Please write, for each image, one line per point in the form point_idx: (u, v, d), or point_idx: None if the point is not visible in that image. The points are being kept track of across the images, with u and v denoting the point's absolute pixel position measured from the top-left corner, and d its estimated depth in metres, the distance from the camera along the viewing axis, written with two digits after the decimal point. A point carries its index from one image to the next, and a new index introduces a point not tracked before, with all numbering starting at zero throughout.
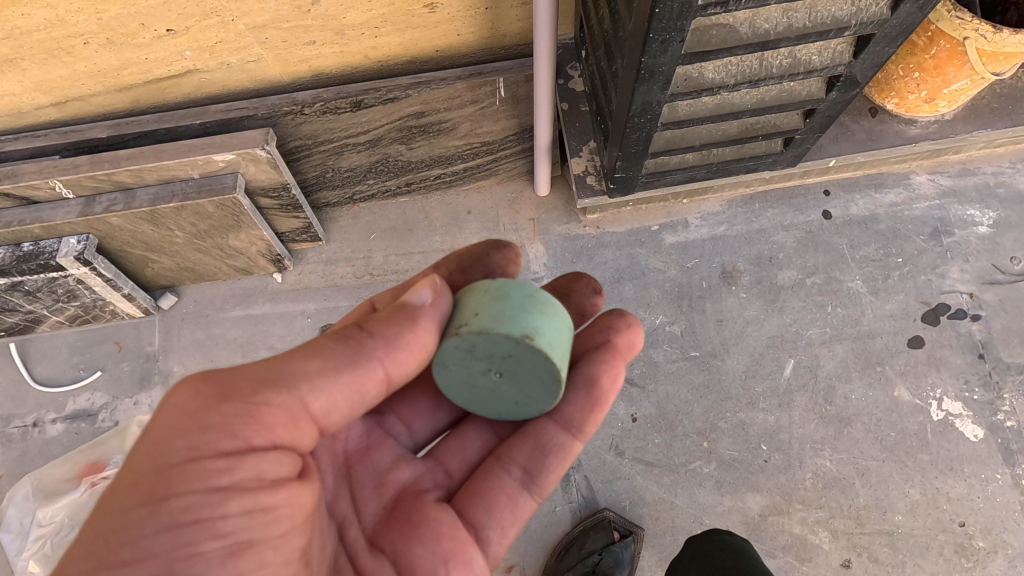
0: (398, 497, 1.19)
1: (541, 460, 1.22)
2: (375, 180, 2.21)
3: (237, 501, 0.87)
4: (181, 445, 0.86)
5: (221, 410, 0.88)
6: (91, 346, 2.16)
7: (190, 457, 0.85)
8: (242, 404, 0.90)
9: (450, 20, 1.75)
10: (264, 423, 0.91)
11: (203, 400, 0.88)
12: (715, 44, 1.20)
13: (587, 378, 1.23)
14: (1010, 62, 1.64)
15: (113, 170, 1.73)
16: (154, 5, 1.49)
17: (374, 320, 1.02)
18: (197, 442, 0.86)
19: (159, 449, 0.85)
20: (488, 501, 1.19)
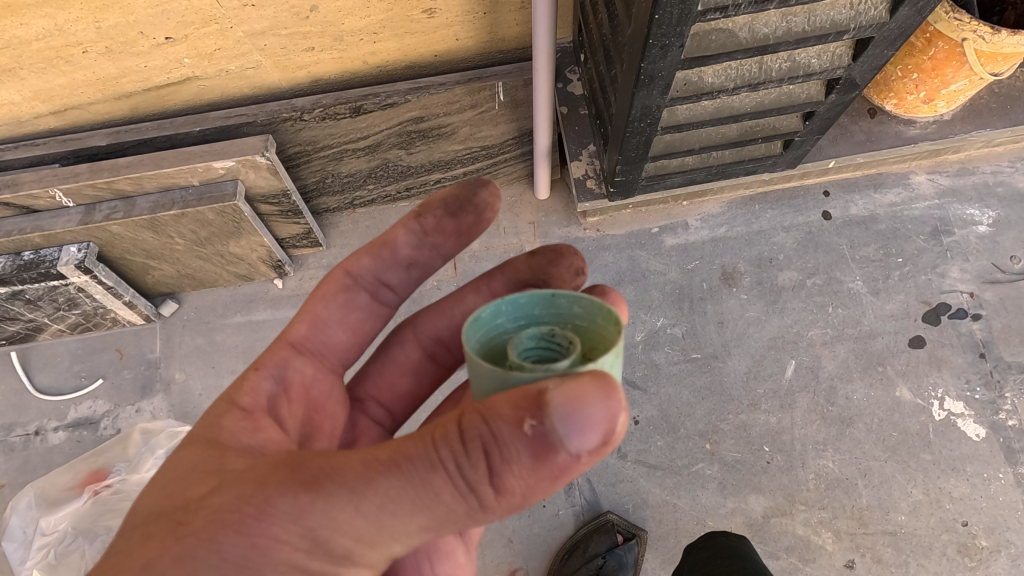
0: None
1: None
2: (375, 185, 2.22)
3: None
4: (237, 549, 0.72)
5: (297, 531, 0.72)
6: (92, 353, 2.16)
7: (239, 565, 0.71)
8: (325, 531, 0.72)
9: (449, 25, 1.75)
10: (336, 555, 0.74)
11: (289, 511, 0.72)
12: (714, 49, 1.20)
13: None
14: (1008, 63, 1.64)
15: (113, 178, 1.73)
16: (153, 13, 1.49)
17: (504, 472, 0.70)
18: (259, 553, 0.72)
19: (211, 545, 0.72)
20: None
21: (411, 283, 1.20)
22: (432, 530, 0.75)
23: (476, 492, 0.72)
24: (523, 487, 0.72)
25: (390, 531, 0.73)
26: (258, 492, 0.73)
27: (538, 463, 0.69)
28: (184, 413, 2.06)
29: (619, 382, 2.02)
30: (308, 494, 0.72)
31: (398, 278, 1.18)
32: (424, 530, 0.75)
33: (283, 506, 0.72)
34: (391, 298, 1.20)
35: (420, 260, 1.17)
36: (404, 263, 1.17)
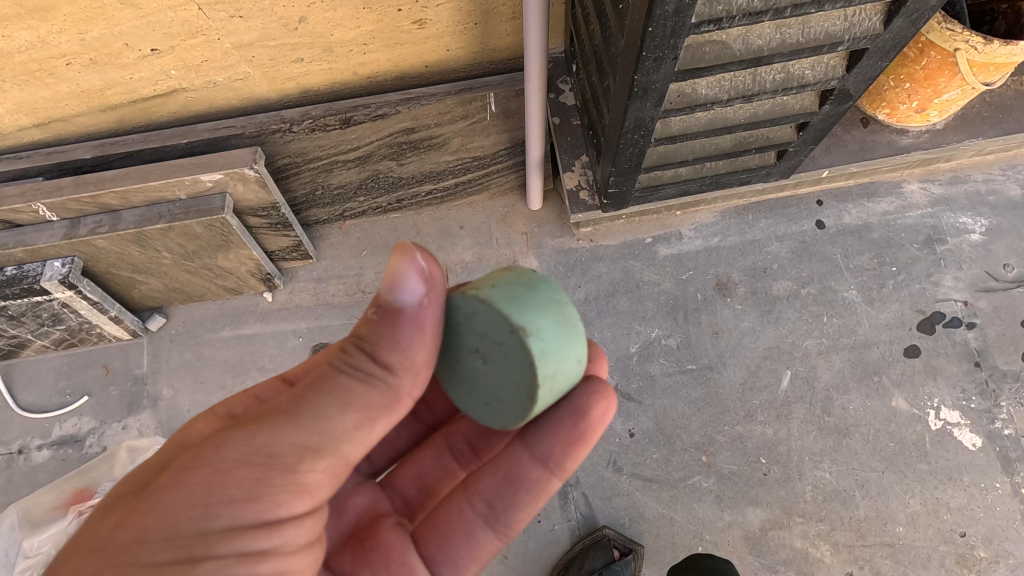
0: (358, 524, 1.20)
1: (508, 498, 1.20)
2: (365, 197, 2.19)
3: (243, 541, 0.84)
4: (200, 480, 0.83)
5: (249, 450, 0.85)
6: (78, 369, 2.12)
7: (207, 492, 0.83)
8: (275, 445, 0.85)
9: (439, 36, 1.74)
10: (292, 464, 0.86)
11: (239, 437, 0.86)
12: (709, 61, 1.19)
13: (575, 407, 1.11)
14: (1000, 72, 1.64)
15: (98, 192, 1.70)
16: (138, 25, 1.46)
17: (388, 350, 0.92)
18: (223, 478, 0.84)
19: (176, 482, 0.83)
20: (446, 535, 1.20)
21: None
22: (369, 424, 0.92)
23: (378, 374, 0.91)
24: (405, 357, 0.93)
25: (328, 432, 0.88)
26: (213, 436, 0.87)
27: (402, 329, 0.92)
28: (172, 430, 2.02)
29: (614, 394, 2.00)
30: (253, 424, 0.87)
31: None
32: (361, 425, 0.91)
33: (233, 437, 0.86)
34: None
35: None
36: None
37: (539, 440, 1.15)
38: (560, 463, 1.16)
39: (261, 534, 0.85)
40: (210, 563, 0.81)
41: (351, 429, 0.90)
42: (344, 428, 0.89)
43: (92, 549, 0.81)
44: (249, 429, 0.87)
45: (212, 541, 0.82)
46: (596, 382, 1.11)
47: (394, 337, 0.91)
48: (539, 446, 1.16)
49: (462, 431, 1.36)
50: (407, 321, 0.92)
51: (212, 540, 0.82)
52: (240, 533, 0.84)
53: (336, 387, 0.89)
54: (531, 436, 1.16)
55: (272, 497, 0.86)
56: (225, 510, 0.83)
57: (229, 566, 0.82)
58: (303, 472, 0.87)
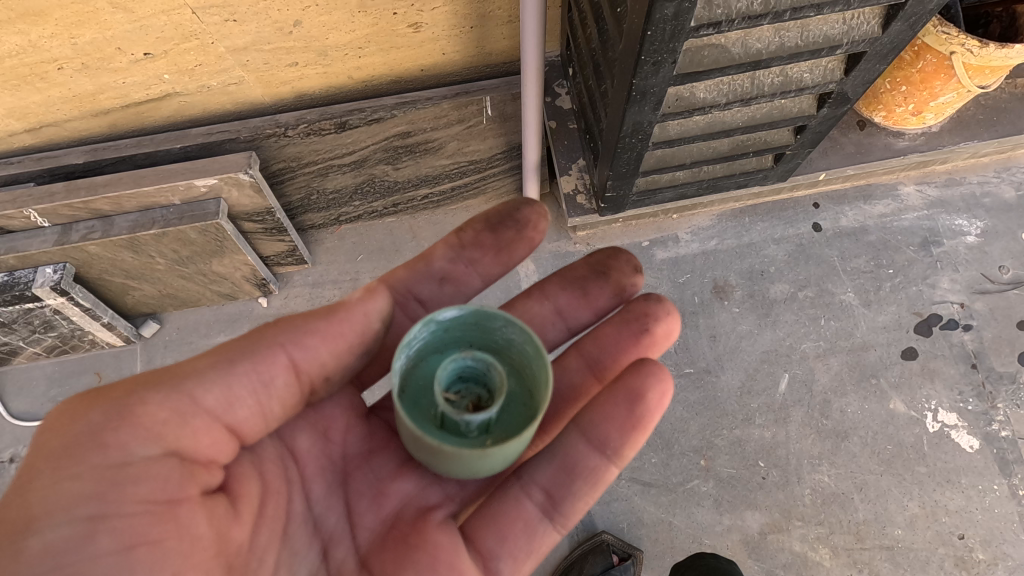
0: (400, 513, 1.11)
1: (566, 486, 1.12)
2: (361, 201, 2.18)
3: (75, 505, 0.86)
4: (63, 467, 0.87)
5: (118, 422, 0.90)
6: (70, 376, 2.09)
7: (27, 471, 0.88)
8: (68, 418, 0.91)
9: (435, 39, 1.73)
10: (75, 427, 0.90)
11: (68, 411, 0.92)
12: (708, 64, 1.18)
13: (632, 390, 1.12)
14: (996, 75, 1.65)
15: (91, 197, 1.68)
16: (131, 28, 1.45)
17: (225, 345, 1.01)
18: (53, 447, 0.89)
19: (41, 476, 0.87)
20: (499, 524, 1.10)
21: (443, 299, 1.31)
22: (221, 382, 0.97)
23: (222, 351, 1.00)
24: (301, 334, 1.02)
25: (205, 399, 0.96)
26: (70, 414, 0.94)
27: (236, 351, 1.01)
28: None
29: None
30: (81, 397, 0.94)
31: (431, 291, 1.30)
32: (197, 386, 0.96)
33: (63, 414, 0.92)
34: (420, 313, 1.28)
35: (453, 272, 1.31)
36: (439, 277, 1.30)
37: (594, 425, 1.12)
38: (618, 450, 1.11)
39: (98, 497, 0.87)
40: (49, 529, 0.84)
41: (229, 401, 0.98)
42: (220, 399, 0.97)
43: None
44: (110, 406, 0.91)
45: (40, 511, 0.85)
46: (652, 364, 1.13)
47: (292, 326, 1.03)
48: (595, 431, 1.12)
49: None
50: (308, 315, 1.04)
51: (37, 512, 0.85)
52: (77, 498, 0.86)
53: (219, 360, 0.99)
54: (588, 422, 1.12)
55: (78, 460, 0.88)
56: (40, 480, 0.86)
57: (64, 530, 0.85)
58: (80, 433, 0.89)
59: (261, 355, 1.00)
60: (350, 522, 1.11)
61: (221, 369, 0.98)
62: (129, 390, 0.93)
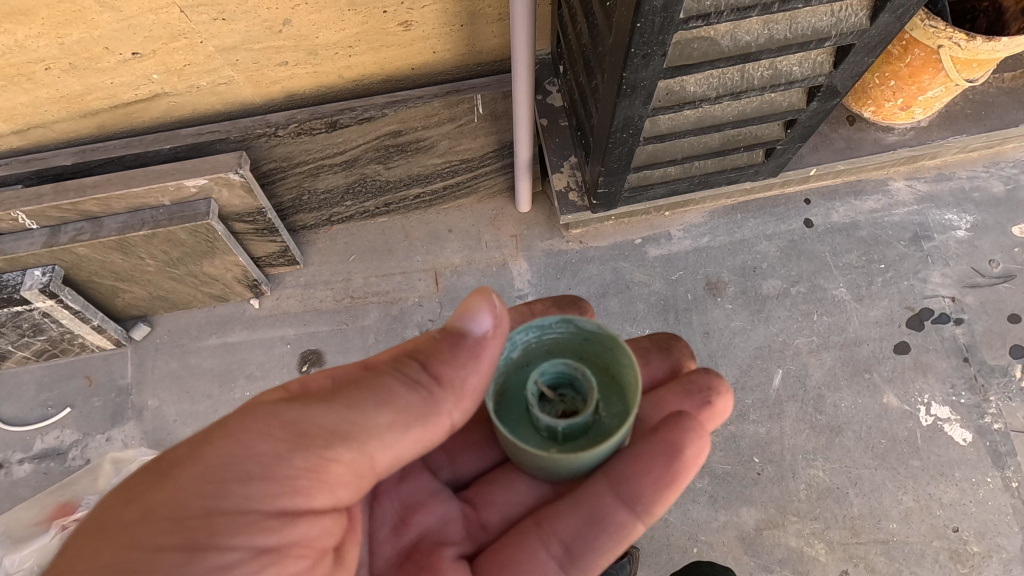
0: (420, 544, 1.19)
1: (586, 540, 1.10)
2: (353, 201, 2.17)
3: (257, 528, 0.88)
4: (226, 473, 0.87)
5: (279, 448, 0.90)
6: (59, 381, 2.07)
7: (227, 468, 0.88)
8: (303, 428, 0.92)
9: (426, 38, 1.73)
10: (317, 449, 0.92)
11: (271, 418, 0.92)
12: (697, 57, 1.18)
13: (669, 447, 1.07)
14: (983, 69, 1.66)
15: (79, 199, 1.67)
16: (118, 28, 1.44)
17: (436, 364, 1.01)
18: (226, 469, 0.88)
19: (203, 478, 0.87)
20: (511, 570, 1.11)
21: None
22: (398, 427, 0.98)
23: (422, 382, 1.00)
24: (450, 381, 1.01)
25: (362, 436, 0.95)
26: (239, 414, 0.93)
27: (459, 352, 1.01)
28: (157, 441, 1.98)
29: None
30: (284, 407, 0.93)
31: None
32: (391, 426, 0.97)
33: (263, 418, 0.92)
34: None
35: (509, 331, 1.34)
36: None
37: (627, 480, 1.08)
38: (647, 507, 1.08)
39: (273, 524, 0.89)
40: (222, 543, 0.86)
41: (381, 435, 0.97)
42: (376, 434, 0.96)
43: (106, 525, 0.86)
44: (284, 437, 0.91)
45: (221, 525, 0.86)
46: (689, 420, 1.08)
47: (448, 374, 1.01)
48: (625, 486, 1.08)
49: None
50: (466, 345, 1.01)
51: (221, 519, 0.86)
52: (256, 521, 0.88)
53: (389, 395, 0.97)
54: (622, 475, 1.08)
55: (293, 486, 0.91)
56: (242, 489, 0.88)
57: (240, 551, 0.87)
58: (327, 461, 0.93)
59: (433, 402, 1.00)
60: (369, 549, 1.18)
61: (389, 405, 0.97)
62: (309, 423, 0.93)
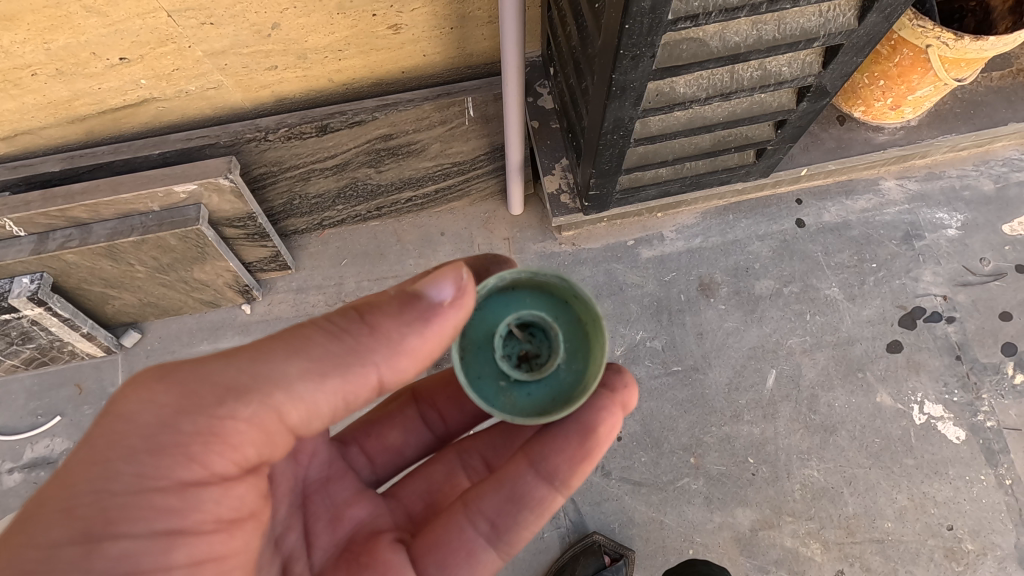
0: (353, 536, 1.18)
1: (512, 516, 1.13)
2: (345, 205, 2.16)
3: (154, 508, 0.82)
4: (117, 429, 0.83)
5: (170, 394, 0.85)
6: (49, 389, 2.05)
7: (113, 446, 0.82)
8: (196, 391, 0.85)
9: (416, 41, 1.72)
10: (207, 414, 0.85)
11: (150, 387, 0.85)
12: (686, 58, 1.18)
13: (583, 424, 1.12)
14: (971, 68, 1.67)
15: (67, 205, 1.65)
16: (105, 33, 1.43)
17: (376, 314, 0.93)
18: (125, 437, 0.83)
19: (96, 433, 0.84)
20: (441, 549, 1.11)
21: None
22: (308, 378, 0.89)
23: (349, 331, 0.91)
24: (386, 335, 0.92)
25: (260, 383, 0.87)
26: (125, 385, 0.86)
27: (410, 317, 0.92)
28: None
29: None
30: (169, 372, 0.86)
31: None
32: (301, 379, 0.88)
33: (144, 387, 0.85)
34: None
35: None
36: None
37: (545, 458, 1.12)
38: (566, 480, 1.13)
39: (172, 498, 0.83)
40: (120, 532, 0.80)
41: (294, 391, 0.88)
42: (284, 388, 0.88)
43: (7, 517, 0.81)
44: (173, 386, 0.85)
45: (120, 511, 0.81)
46: (603, 400, 1.12)
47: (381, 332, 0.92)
48: (543, 463, 1.13)
49: (475, 448, 1.37)
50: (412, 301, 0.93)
51: (119, 500, 0.81)
52: (149, 492, 0.82)
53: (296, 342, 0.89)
54: (538, 452, 1.13)
55: (186, 454, 0.84)
56: (131, 467, 0.82)
57: (139, 539, 0.81)
58: (219, 426, 0.86)
59: (351, 353, 0.91)
60: (306, 542, 1.16)
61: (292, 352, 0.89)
62: (203, 374, 0.86)
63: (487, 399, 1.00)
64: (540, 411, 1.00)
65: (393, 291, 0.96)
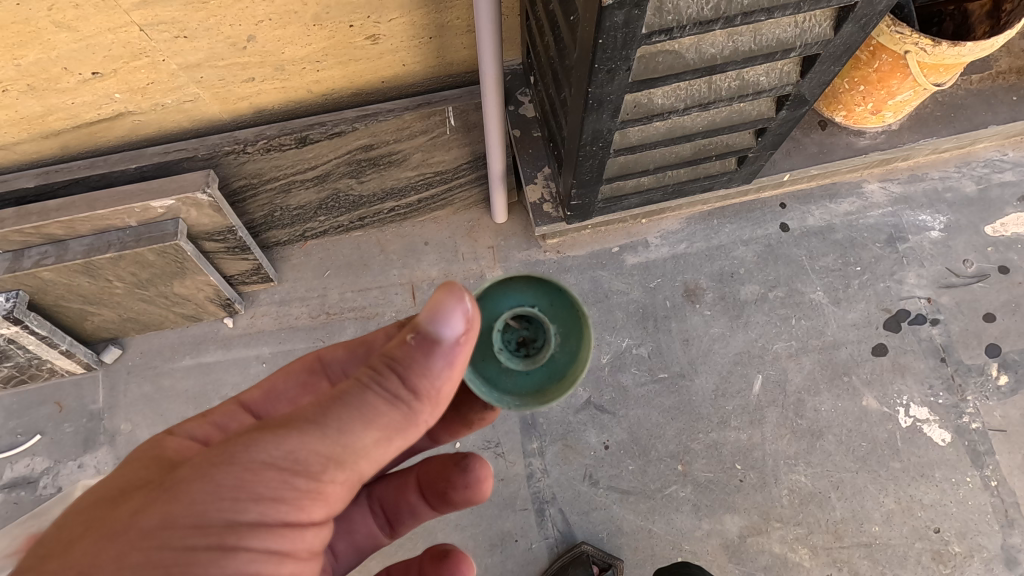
0: None
1: None
2: (327, 216, 2.14)
3: (269, 544, 0.79)
4: (230, 477, 0.78)
5: (275, 454, 0.80)
6: (28, 408, 2.01)
7: (237, 487, 0.78)
8: (301, 452, 0.80)
9: (394, 51, 1.71)
10: (317, 472, 0.81)
11: (270, 439, 0.80)
12: (663, 70, 1.17)
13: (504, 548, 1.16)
14: (950, 72, 1.66)
15: (42, 222, 1.63)
16: (76, 48, 1.41)
17: (416, 373, 0.88)
18: (229, 483, 0.78)
19: (205, 478, 0.78)
20: None
21: None
22: (385, 443, 0.87)
23: (403, 397, 0.87)
24: (438, 383, 0.90)
25: (351, 445, 0.84)
26: (235, 436, 0.81)
27: (437, 359, 0.88)
28: None
29: (587, 407, 1.97)
30: (278, 426, 0.82)
31: None
32: (380, 442, 0.86)
33: (261, 439, 0.80)
34: None
35: None
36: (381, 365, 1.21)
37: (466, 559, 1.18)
38: None
39: (284, 535, 0.81)
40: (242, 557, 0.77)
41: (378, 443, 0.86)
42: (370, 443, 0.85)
43: (111, 535, 0.77)
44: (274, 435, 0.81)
45: (241, 537, 0.78)
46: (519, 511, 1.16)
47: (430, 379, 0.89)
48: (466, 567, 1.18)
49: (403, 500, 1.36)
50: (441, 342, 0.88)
51: (241, 533, 0.78)
52: (269, 531, 0.79)
53: (377, 396, 0.86)
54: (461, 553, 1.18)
55: (297, 501, 0.81)
56: (254, 505, 0.79)
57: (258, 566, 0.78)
58: (325, 481, 0.83)
59: (423, 410, 0.89)
60: None
61: (373, 411, 0.85)
62: (305, 424, 0.82)
63: (489, 378, 1.04)
64: (535, 390, 1.03)
65: (410, 336, 0.89)
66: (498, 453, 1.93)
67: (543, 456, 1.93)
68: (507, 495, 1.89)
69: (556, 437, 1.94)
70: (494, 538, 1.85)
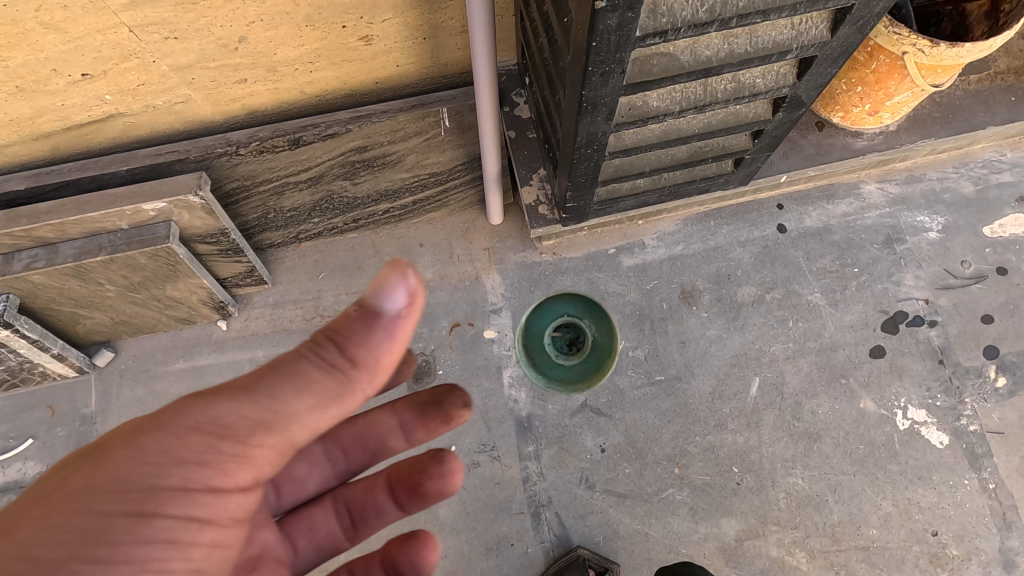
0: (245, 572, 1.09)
1: None
2: (321, 218, 2.13)
3: (189, 505, 0.80)
4: (154, 439, 0.79)
5: (203, 417, 0.81)
6: (20, 412, 1.99)
7: (161, 452, 0.79)
8: (228, 415, 0.81)
9: (388, 51, 1.69)
10: (241, 435, 0.82)
11: (197, 404, 0.81)
12: (657, 73, 1.16)
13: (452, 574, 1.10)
14: (948, 74, 1.65)
15: (32, 226, 1.61)
16: (65, 49, 1.39)
17: (353, 343, 0.84)
18: (151, 443, 0.79)
19: (128, 438, 0.79)
20: None
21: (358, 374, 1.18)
22: (318, 411, 0.84)
23: (338, 364, 0.84)
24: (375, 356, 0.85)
25: (279, 412, 0.83)
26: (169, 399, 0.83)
27: (376, 331, 0.83)
28: None
29: (583, 410, 1.96)
30: (210, 391, 0.83)
31: None
32: (311, 411, 0.84)
33: (189, 403, 0.81)
34: None
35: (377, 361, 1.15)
36: None
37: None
38: None
39: (206, 500, 0.81)
40: (162, 520, 0.78)
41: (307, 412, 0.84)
42: (299, 411, 0.83)
43: (33, 497, 0.78)
44: (197, 397, 0.82)
45: (160, 496, 0.79)
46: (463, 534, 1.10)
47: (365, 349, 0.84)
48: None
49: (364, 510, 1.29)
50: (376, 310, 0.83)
51: (162, 494, 0.79)
52: (189, 495, 0.80)
53: (304, 363, 0.84)
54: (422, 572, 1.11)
55: (220, 465, 0.82)
56: (177, 470, 0.80)
57: (178, 527, 0.79)
58: (250, 446, 0.83)
59: (358, 382, 0.86)
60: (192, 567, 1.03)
61: (298, 378, 0.83)
62: (230, 388, 0.83)
63: None
64: None
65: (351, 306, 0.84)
66: (494, 456, 1.92)
67: (538, 459, 1.91)
68: (502, 499, 1.87)
69: (552, 440, 1.93)
70: (489, 542, 1.84)
